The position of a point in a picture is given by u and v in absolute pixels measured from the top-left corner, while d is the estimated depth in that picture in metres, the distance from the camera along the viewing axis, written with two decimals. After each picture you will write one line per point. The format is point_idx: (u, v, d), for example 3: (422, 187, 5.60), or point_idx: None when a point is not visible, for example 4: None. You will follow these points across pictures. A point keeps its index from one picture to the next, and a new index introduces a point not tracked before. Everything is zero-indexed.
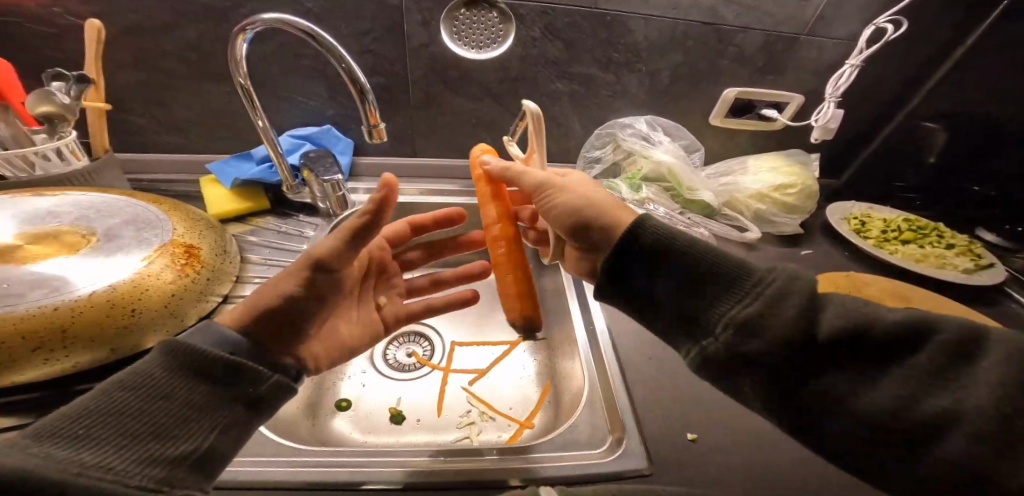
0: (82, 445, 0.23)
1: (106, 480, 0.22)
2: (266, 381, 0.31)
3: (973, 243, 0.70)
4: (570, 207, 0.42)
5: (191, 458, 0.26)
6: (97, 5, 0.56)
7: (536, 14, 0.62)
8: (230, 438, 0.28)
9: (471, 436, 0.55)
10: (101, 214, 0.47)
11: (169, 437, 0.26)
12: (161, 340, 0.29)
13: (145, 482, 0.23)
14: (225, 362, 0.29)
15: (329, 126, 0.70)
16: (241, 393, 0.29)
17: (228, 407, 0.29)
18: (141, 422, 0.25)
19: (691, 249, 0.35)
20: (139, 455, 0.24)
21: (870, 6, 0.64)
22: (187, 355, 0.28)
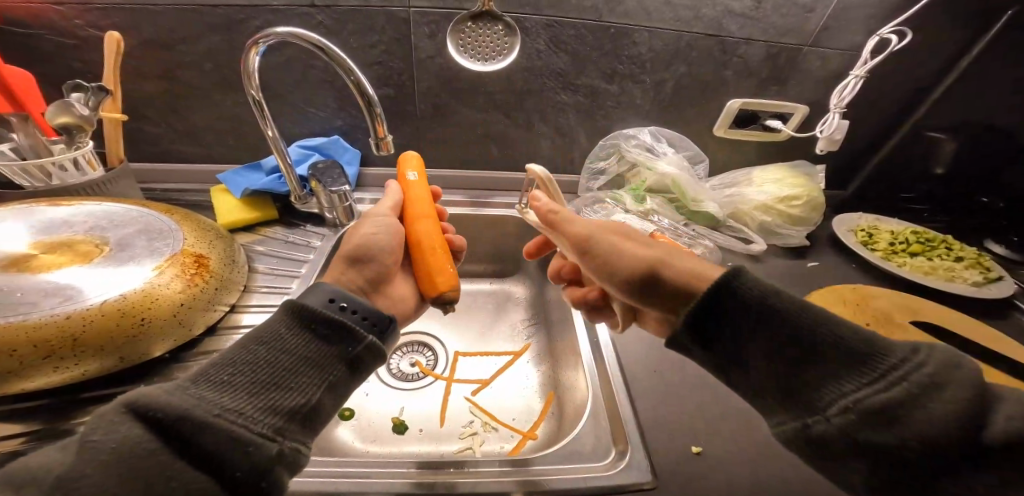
0: (223, 388, 0.29)
1: (238, 421, 0.27)
2: (362, 345, 0.35)
3: (982, 255, 0.70)
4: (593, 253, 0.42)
5: (302, 410, 0.31)
6: (116, 18, 0.58)
7: (541, 26, 0.63)
8: (334, 394, 0.33)
9: (474, 447, 0.55)
10: (114, 223, 0.48)
11: (288, 389, 0.31)
12: (285, 302, 0.35)
13: (266, 427, 0.28)
14: (331, 325, 0.35)
15: (336, 137, 0.71)
16: (341, 354, 0.34)
17: (333, 366, 0.34)
18: (270, 374, 0.31)
19: (797, 311, 0.31)
20: (264, 404, 0.30)
21: (875, 18, 0.64)
22: (306, 318, 0.34)
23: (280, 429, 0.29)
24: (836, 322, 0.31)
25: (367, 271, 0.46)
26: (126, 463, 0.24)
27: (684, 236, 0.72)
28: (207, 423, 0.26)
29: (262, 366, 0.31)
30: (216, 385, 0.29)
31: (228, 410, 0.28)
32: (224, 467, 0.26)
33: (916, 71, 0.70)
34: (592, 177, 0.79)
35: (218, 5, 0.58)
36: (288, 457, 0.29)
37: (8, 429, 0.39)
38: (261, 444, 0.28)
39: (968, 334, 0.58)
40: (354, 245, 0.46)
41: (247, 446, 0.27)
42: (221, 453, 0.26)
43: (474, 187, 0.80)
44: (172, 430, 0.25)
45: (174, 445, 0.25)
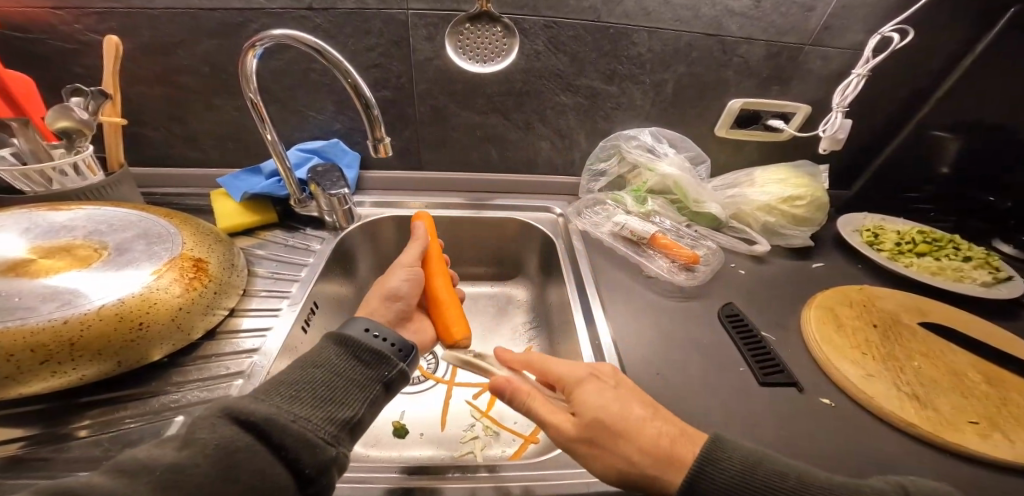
0: (288, 399, 0.31)
1: (307, 428, 0.30)
2: (396, 369, 0.37)
3: (991, 255, 0.69)
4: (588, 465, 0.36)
5: (355, 422, 0.33)
6: (114, 22, 0.58)
7: (539, 27, 0.63)
8: (377, 409, 0.35)
9: (475, 451, 0.54)
10: (113, 228, 0.48)
11: (340, 402, 0.33)
12: (333, 332, 0.38)
13: (329, 435, 0.31)
14: (373, 348, 0.37)
15: (336, 140, 0.71)
16: (383, 373, 0.37)
17: (374, 385, 0.36)
18: (325, 389, 0.33)
19: (772, 482, 0.33)
20: (326, 414, 0.32)
21: (876, 15, 0.63)
22: (351, 344, 0.37)
23: (336, 437, 0.31)
24: (802, 484, 0.33)
25: (394, 310, 0.52)
26: (228, 456, 0.26)
27: (685, 237, 0.72)
28: (285, 425, 0.29)
29: (317, 382, 0.33)
30: (282, 397, 0.31)
31: (297, 416, 0.30)
32: (297, 464, 0.29)
33: (919, 69, 0.70)
34: (592, 179, 0.78)
35: (216, 8, 0.58)
36: (343, 463, 0.31)
37: (8, 434, 0.39)
38: (324, 447, 0.30)
39: (979, 334, 0.57)
40: (384, 288, 0.52)
41: (314, 448, 0.29)
42: (295, 452, 0.29)
43: (474, 190, 0.80)
44: (256, 431, 0.28)
45: (260, 442, 0.28)
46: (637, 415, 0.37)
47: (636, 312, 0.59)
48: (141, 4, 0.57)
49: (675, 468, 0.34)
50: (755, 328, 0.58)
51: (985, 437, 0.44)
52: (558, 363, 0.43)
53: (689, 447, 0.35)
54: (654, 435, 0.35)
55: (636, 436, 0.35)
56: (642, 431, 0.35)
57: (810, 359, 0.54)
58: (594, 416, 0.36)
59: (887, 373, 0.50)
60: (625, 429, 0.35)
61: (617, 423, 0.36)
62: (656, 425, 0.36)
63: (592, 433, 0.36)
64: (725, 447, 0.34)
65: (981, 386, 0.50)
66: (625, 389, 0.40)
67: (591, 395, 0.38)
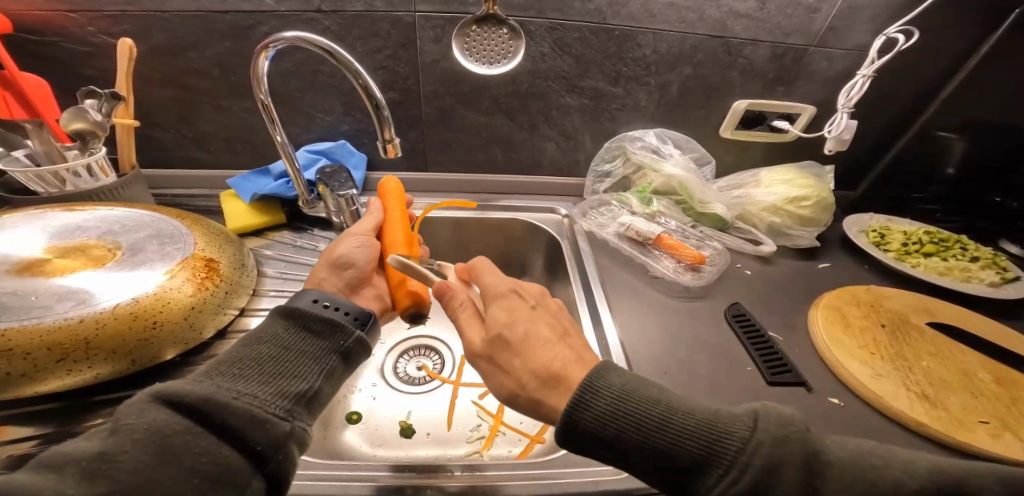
0: (233, 377, 0.31)
1: (254, 404, 0.30)
2: (352, 337, 0.38)
3: (998, 256, 0.68)
4: (503, 391, 0.36)
5: (307, 394, 0.33)
6: (127, 25, 0.59)
7: (544, 29, 0.63)
8: (331, 381, 0.36)
9: (482, 450, 0.55)
10: (127, 228, 0.49)
11: (291, 377, 0.33)
12: (277, 308, 0.38)
13: (279, 409, 0.31)
14: (321, 321, 0.37)
15: (343, 141, 0.72)
16: (335, 345, 0.37)
17: (329, 355, 0.36)
18: (273, 364, 0.33)
19: (649, 415, 0.30)
20: (275, 390, 0.32)
21: (882, 16, 0.63)
22: (298, 319, 0.37)
23: (290, 411, 0.31)
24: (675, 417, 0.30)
25: (346, 276, 0.49)
26: (163, 441, 0.25)
27: (691, 238, 0.72)
28: (228, 404, 0.29)
29: (264, 358, 0.33)
30: (227, 376, 0.31)
31: (243, 394, 0.30)
32: (246, 443, 0.28)
33: (925, 69, 0.70)
34: (597, 180, 0.79)
35: (226, 11, 0.59)
36: (299, 436, 0.31)
37: (22, 433, 0.39)
38: (276, 422, 0.30)
39: (987, 334, 0.57)
40: (334, 255, 0.49)
41: (265, 424, 0.29)
42: (242, 430, 0.28)
43: (480, 191, 0.80)
44: (196, 414, 0.28)
45: (203, 426, 0.27)
46: (540, 337, 0.37)
47: (643, 312, 0.60)
48: (153, 7, 0.58)
49: (563, 389, 0.34)
50: (763, 330, 0.57)
51: (997, 437, 0.44)
52: (489, 275, 0.43)
53: (578, 367, 0.35)
54: (550, 358, 0.35)
55: (528, 355, 0.36)
56: (535, 350, 0.36)
57: (818, 359, 0.54)
58: (496, 332, 0.37)
59: (895, 372, 0.50)
60: (523, 347, 0.36)
61: (517, 342, 0.36)
62: (552, 350, 0.36)
63: (490, 352, 0.37)
64: (604, 375, 0.32)
65: (991, 387, 0.50)
66: (540, 311, 0.40)
67: (497, 312, 0.39)
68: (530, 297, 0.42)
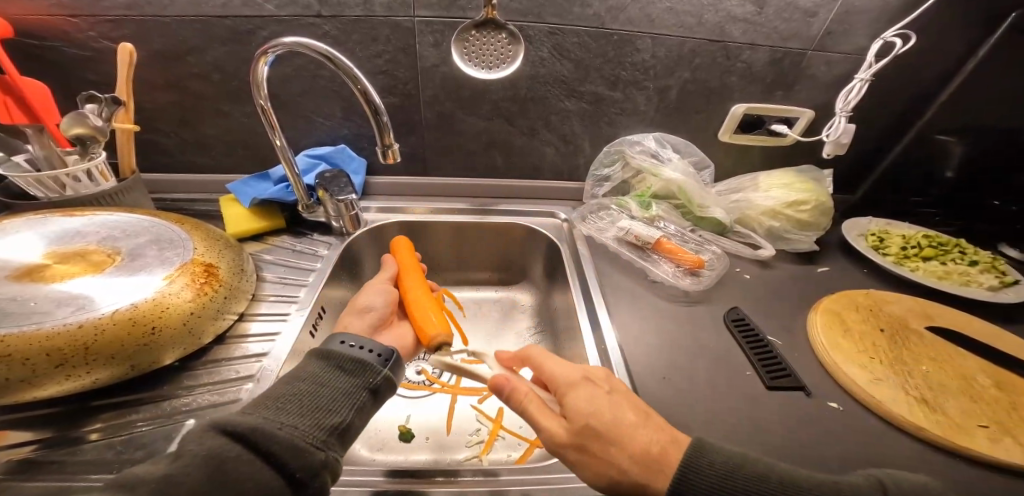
0: (275, 411, 0.32)
1: (295, 436, 0.31)
2: (382, 374, 0.38)
3: (997, 259, 0.69)
4: (603, 482, 0.34)
5: (342, 428, 0.34)
6: (128, 30, 0.59)
7: (544, 34, 0.63)
8: (364, 416, 0.36)
9: (481, 454, 0.55)
10: (126, 234, 0.49)
11: (327, 410, 0.33)
12: (315, 350, 0.39)
13: (316, 441, 0.31)
14: (354, 358, 0.38)
15: (343, 145, 0.72)
16: (366, 381, 0.37)
17: (361, 390, 0.36)
18: (312, 398, 0.34)
19: (752, 495, 0.32)
20: (314, 422, 0.32)
21: (879, 20, 0.63)
22: (333, 358, 0.38)
23: (326, 443, 0.32)
24: None
25: (368, 319, 0.50)
26: (216, 465, 0.27)
27: (690, 242, 0.72)
28: (272, 434, 0.30)
29: (303, 393, 0.34)
30: (270, 409, 0.32)
31: (285, 424, 0.31)
32: (285, 470, 0.29)
33: (922, 73, 0.70)
34: (597, 184, 0.79)
35: (227, 16, 0.59)
36: (333, 467, 0.32)
37: (21, 437, 0.39)
38: (312, 452, 0.31)
39: (987, 338, 0.57)
40: (354, 303, 0.51)
41: (304, 453, 0.30)
42: (284, 459, 0.29)
43: (479, 195, 0.81)
44: (244, 442, 0.29)
45: (250, 452, 0.29)
46: (629, 420, 0.36)
47: (643, 316, 0.60)
48: (154, 12, 0.58)
49: (664, 473, 0.34)
50: (760, 332, 0.58)
51: (995, 440, 0.44)
52: (552, 363, 0.42)
53: (670, 446, 0.36)
54: (646, 442, 0.35)
55: (625, 440, 0.35)
56: (630, 436, 0.35)
57: (816, 362, 0.54)
58: (585, 422, 0.35)
59: (894, 377, 0.50)
60: (614, 436, 0.35)
61: (609, 428, 0.35)
62: (646, 432, 0.36)
63: (583, 441, 0.35)
64: (704, 455, 0.34)
65: (990, 390, 0.50)
66: (617, 395, 0.38)
67: (580, 398, 0.37)
68: (604, 381, 0.40)
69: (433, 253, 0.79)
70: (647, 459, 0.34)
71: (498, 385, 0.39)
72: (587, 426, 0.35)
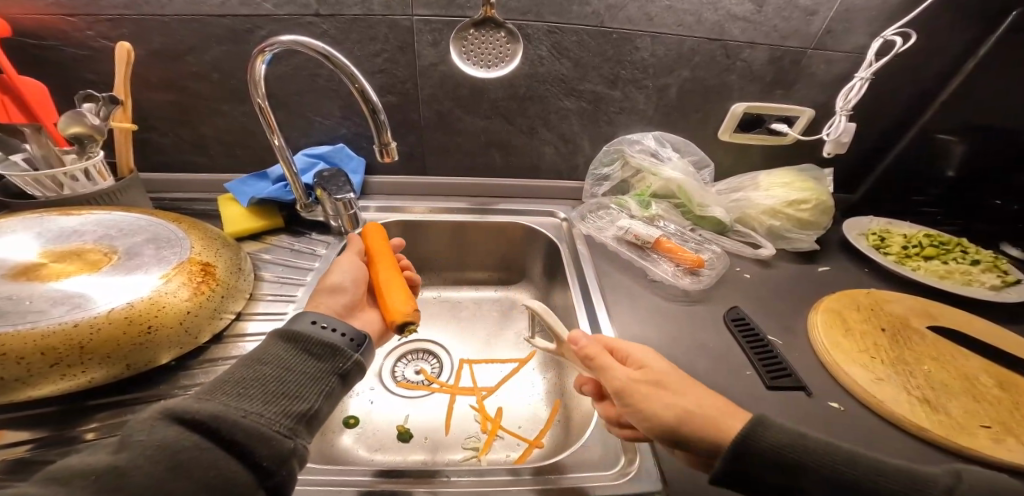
0: (238, 396, 0.31)
1: (259, 423, 0.30)
2: (351, 359, 0.38)
3: (999, 259, 0.68)
4: (669, 423, 0.34)
5: (310, 414, 0.33)
6: (125, 29, 0.59)
7: (543, 33, 0.63)
8: (331, 401, 0.36)
9: (479, 455, 0.54)
10: (123, 232, 0.49)
11: (294, 396, 0.33)
12: (277, 333, 0.38)
13: (282, 428, 0.31)
14: (320, 344, 0.38)
15: (341, 145, 0.72)
16: (334, 367, 0.37)
17: (329, 377, 0.36)
18: (278, 384, 0.33)
19: (809, 448, 0.32)
20: (279, 408, 0.32)
21: (879, 18, 0.63)
22: (299, 343, 0.37)
23: (293, 430, 0.31)
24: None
25: (338, 300, 0.49)
26: (173, 456, 0.26)
27: (690, 241, 0.72)
28: (235, 421, 0.29)
29: (268, 378, 0.33)
30: (232, 395, 0.31)
31: (250, 411, 0.30)
32: (252, 459, 0.29)
33: (922, 72, 0.70)
34: (597, 183, 0.78)
35: (224, 15, 0.59)
36: (302, 453, 0.31)
37: (18, 435, 0.39)
38: (280, 439, 0.30)
39: (990, 338, 0.57)
40: (325, 283, 0.50)
41: (270, 440, 0.30)
42: (249, 446, 0.29)
43: (478, 195, 0.80)
44: (205, 430, 0.28)
45: (211, 441, 0.28)
46: (688, 380, 0.38)
47: (642, 316, 0.59)
48: (152, 11, 0.58)
49: (734, 415, 0.35)
50: (761, 332, 0.57)
51: (998, 440, 0.44)
52: (610, 333, 0.46)
53: (739, 410, 0.36)
54: (708, 394, 0.37)
55: (693, 395, 0.36)
56: (697, 392, 0.37)
57: (817, 362, 0.54)
58: (656, 374, 0.38)
59: (896, 376, 0.50)
60: (686, 384, 0.37)
61: (670, 381, 0.37)
62: (705, 388, 0.38)
63: (656, 382, 0.37)
64: (763, 416, 0.33)
65: (993, 390, 0.49)
66: (666, 359, 0.42)
67: (653, 358, 0.40)
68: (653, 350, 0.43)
69: (432, 253, 0.79)
70: (721, 405, 0.36)
71: (577, 338, 0.42)
72: (654, 375, 0.38)
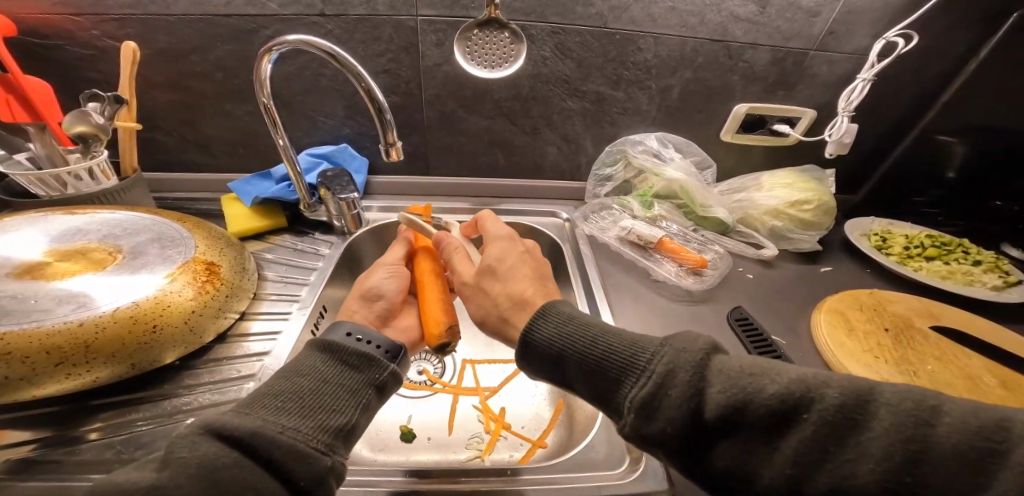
0: (276, 410, 0.31)
1: (299, 440, 0.30)
2: (387, 370, 0.38)
3: (1000, 259, 0.68)
4: (478, 310, 0.46)
5: (348, 429, 0.33)
6: (131, 29, 0.59)
7: (546, 33, 0.63)
8: (367, 415, 0.36)
9: (483, 454, 0.54)
10: (128, 232, 0.49)
11: (331, 411, 0.33)
12: (315, 344, 0.38)
13: (321, 445, 0.31)
14: (357, 356, 0.37)
15: (345, 145, 0.72)
16: (371, 379, 0.37)
17: (365, 389, 0.36)
18: (313, 398, 0.33)
19: (583, 338, 0.35)
20: (317, 423, 0.32)
21: (881, 20, 0.64)
22: (336, 355, 0.37)
23: (330, 446, 0.31)
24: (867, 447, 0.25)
25: (376, 308, 0.49)
26: (211, 475, 0.26)
27: (692, 242, 0.72)
28: (274, 437, 0.29)
29: (305, 391, 0.33)
30: (268, 409, 0.31)
31: (287, 427, 0.30)
32: (291, 477, 0.29)
33: (924, 73, 0.70)
34: (599, 184, 0.79)
35: (230, 15, 0.59)
36: (339, 470, 0.31)
37: (18, 436, 0.39)
38: (318, 456, 0.30)
39: (992, 338, 0.57)
40: (364, 287, 0.51)
41: (308, 458, 0.29)
42: (287, 463, 0.29)
43: (481, 195, 0.80)
44: (245, 447, 0.28)
45: (250, 459, 0.28)
46: (521, 271, 0.46)
47: (646, 316, 0.59)
48: (158, 11, 0.58)
49: (527, 310, 0.42)
50: (764, 331, 0.57)
51: None
52: (490, 225, 0.53)
53: (541, 296, 0.44)
54: (523, 287, 0.44)
55: (507, 283, 0.45)
56: (512, 279, 0.45)
57: (821, 362, 0.54)
58: (487, 265, 0.47)
59: (900, 377, 0.50)
60: (502, 277, 0.45)
61: (500, 272, 0.46)
62: (527, 283, 0.45)
63: (479, 279, 0.47)
64: (553, 306, 0.39)
65: (996, 390, 0.49)
66: (527, 255, 0.49)
67: (491, 251, 0.48)
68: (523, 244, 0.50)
69: None
70: (522, 300, 0.43)
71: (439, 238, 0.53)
72: (483, 272, 0.47)
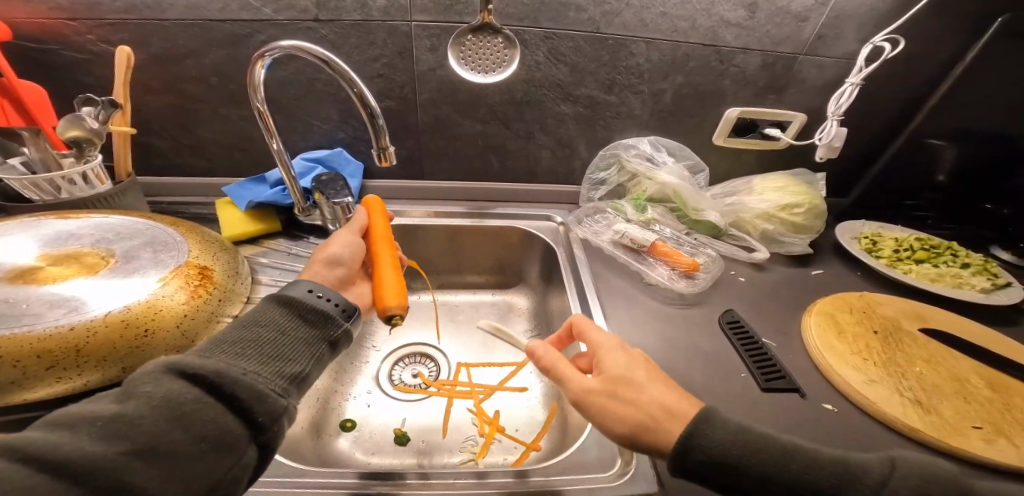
0: (236, 355, 0.32)
1: (258, 380, 0.31)
2: (341, 328, 0.40)
3: (989, 262, 0.69)
4: (618, 425, 0.34)
5: (302, 377, 0.35)
6: (125, 33, 0.60)
7: (539, 38, 0.64)
8: (319, 365, 0.37)
9: (476, 458, 0.54)
10: (120, 236, 0.49)
11: (288, 359, 0.34)
12: (272, 298, 0.39)
13: (278, 386, 0.32)
14: (315, 312, 0.39)
15: (340, 149, 0.72)
16: (325, 334, 0.39)
17: (319, 343, 0.38)
18: (271, 346, 0.34)
19: None
20: (274, 369, 0.33)
21: (867, 24, 0.65)
22: (293, 310, 0.38)
23: (286, 389, 0.33)
24: None
25: (336, 272, 0.49)
26: (180, 411, 0.27)
27: (685, 245, 0.73)
28: (236, 378, 0.30)
29: (263, 339, 0.34)
30: (230, 354, 0.32)
31: (248, 370, 0.31)
32: (249, 417, 0.30)
33: (912, 78, 0.71)
34: (592, 188, 0.79)
35: (225, 20, 0.59)
36: (292, 412, 0.33)
37: None
38: (276, 397, 0.31)
39: (980, 340, 0.57)
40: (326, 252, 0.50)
41: (266, 398, 0.31)
42: (247, 403, 0.30)
43: (475, 199, 0.81)
44: (208, 386, 0.29)
45: (213, 397, 0.29)
46: (657, 376, 0.37)
47: (638, 319, 0.60)
48: (153, 15, 0.58)
49: (682, 419, 0.33)
50: (755, 335, 0.58)
51: (990, 442, 0.44)
52: (591, 323, 0.44)
53: (686, 400, 0.35)
54: (667, 394, 0.35)
55: (653, 390, 0.35)
56: (660, 388, 0.35)
57: (811, 365, 0.54)
58: (620, 372, 0.37)
59: (888, 378, 0.51)
60: (643, 384, 0.36)
61: (636, 378, 0.36)
62: (667, 389, 0.36)
63: (613, 387, 0.36)
64: (718, 413, 0.33)
65: (985, 392, 0.50)
66: (645, 357, 0.40)
67: (613, 359, 0.38)
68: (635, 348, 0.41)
69: (430, 257, 0.79)
70: (672, 408, 0.34)
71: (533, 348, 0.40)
72: (615, 380, 0.36)
